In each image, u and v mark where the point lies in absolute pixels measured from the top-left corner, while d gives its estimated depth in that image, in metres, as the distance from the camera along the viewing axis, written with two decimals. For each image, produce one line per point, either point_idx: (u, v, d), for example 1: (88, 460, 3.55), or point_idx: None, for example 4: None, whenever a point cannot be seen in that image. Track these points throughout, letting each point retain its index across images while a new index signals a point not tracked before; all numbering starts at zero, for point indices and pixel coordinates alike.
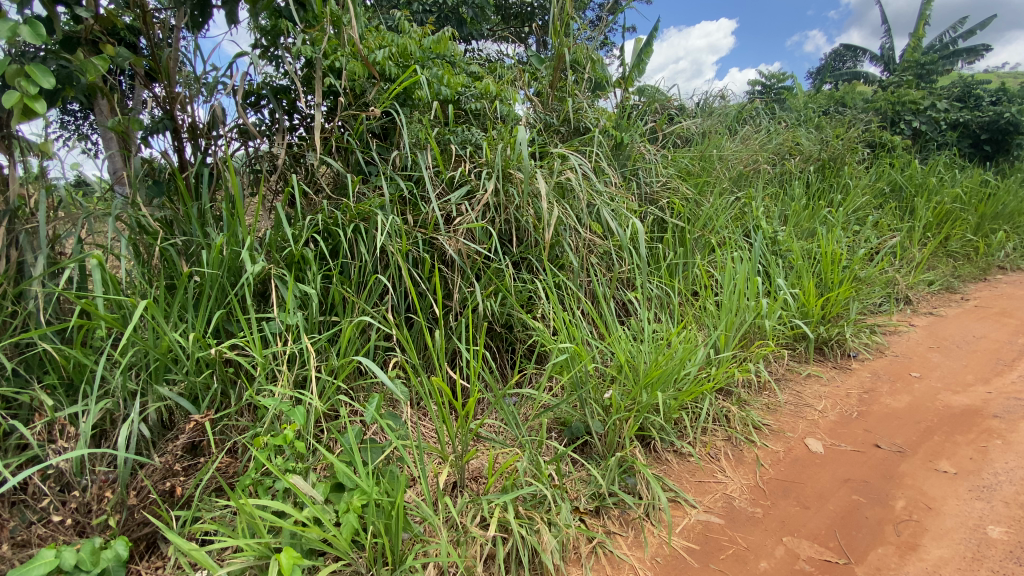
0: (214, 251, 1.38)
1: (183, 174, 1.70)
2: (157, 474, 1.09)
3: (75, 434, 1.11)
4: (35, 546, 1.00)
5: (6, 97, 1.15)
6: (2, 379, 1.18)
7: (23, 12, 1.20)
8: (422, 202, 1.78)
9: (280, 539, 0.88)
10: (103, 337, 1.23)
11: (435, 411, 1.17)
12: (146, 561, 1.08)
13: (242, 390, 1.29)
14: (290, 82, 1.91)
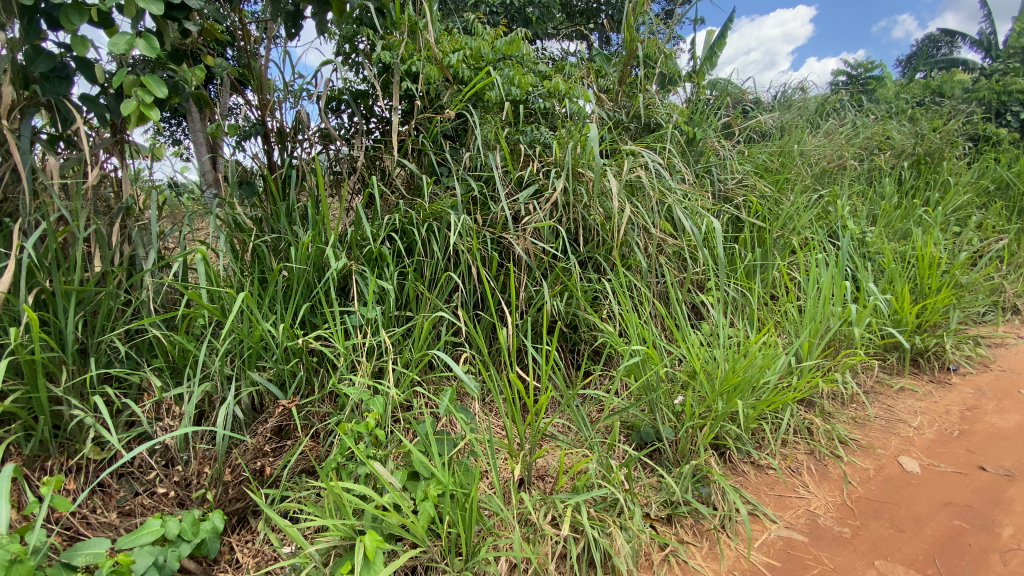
0: (302, 248, 1.47)
1: (272, 176, 1.82)
2: (249, 454, 1.18)
3: (180, 413, 1.22)
4: (140, 516, 1.11)
5: (126, 106, 1.28)
6: (118, 361, 1.31)
7: (140, 28, 1.32)
8: (492, 202, 1.80)
9: (364, 522, 0.92)
10: (204, 325, 1.34)
11: (505, 408, 1.18)
12: (238, 533, 1.16)
13: (325, 377, 1.38)
14: (369, 87, 2.00)
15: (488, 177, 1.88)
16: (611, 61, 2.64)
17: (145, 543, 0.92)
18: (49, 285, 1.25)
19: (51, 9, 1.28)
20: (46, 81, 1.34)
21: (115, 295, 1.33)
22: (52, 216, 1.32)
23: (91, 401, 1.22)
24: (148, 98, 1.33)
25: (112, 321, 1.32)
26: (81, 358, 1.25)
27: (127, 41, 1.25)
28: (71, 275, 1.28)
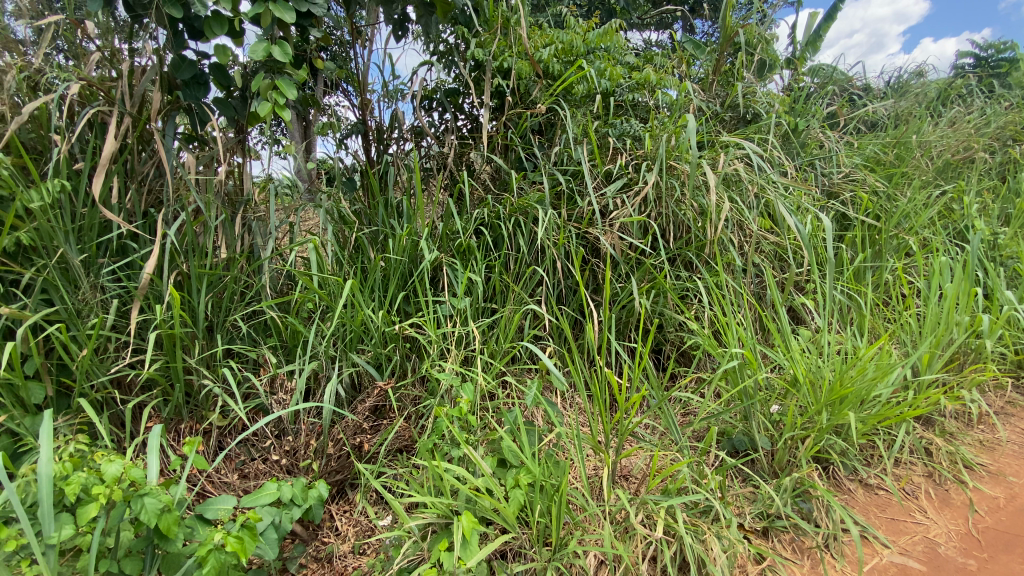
0: (399, 240, 1.55)
1: (370, 171, 1.93)
2: (350, 430, 1.27)
3: (291, 388, 1.33)
4: (255, 479, 1.23)
5: (264, 108, 1.47)
6: (239, 338, 1.46)
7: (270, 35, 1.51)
8: (579, 196, 1.76)
9: (459, 503, 0.96)
10: (311, 309, 1.45)
11: (592, 405, 1.16)
12: (337, 503, 1.26)
13: (417, 363, 1.45)
14: (461, 85, 2.05)
15: (575, 171, 1.87)
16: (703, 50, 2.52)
17: (265, 503, 1.00)
18: (185, 269, 1.40)
19: (195, 22, 1.48)
20: (188, 87, 1.53)
21: (237, 279, 1.48)
22: (188, 208, 1.49)
23: (217, 373, 1.36)
24: (280, 100, 1.51)
25: (234, 303, 1.47)
26: (209, 334, 1.41)
27: (264, 48, 1.44)
28: (203, 260, 1.43)
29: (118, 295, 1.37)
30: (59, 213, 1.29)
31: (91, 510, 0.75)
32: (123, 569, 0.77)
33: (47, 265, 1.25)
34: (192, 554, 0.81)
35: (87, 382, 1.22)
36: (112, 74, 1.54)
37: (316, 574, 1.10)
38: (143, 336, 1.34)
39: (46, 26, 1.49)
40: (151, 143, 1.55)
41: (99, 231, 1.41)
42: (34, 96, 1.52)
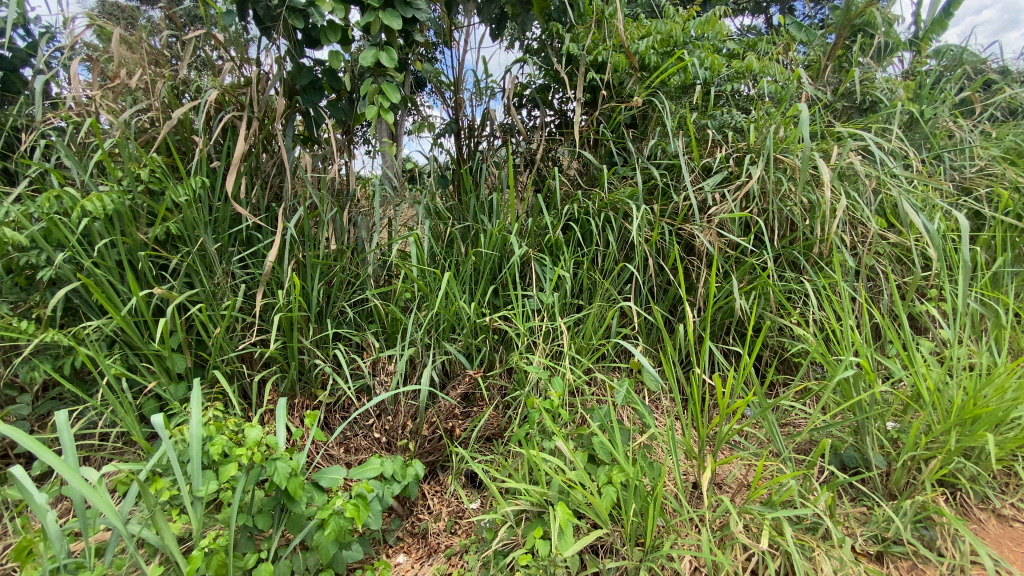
0: (491, 235, 1.59)
1: (462, 168, 1.99)
2: (443, 415, 1.33)
3: (392, 371, 1.43)
4: (357, 454, 1.33)
5: (371, 112, 1.57)
6: (344, 323, 1.58)
7: (377, 42, 1.61)
8: (674, 190, 1.71)
9: (554, 492, 0.98)
10: (409, 298, 1.54)
11: (688, 408, 1.12)
12: (430, 483, 1.33)
13: (506, 355, 1.49)
14: (553, 81, 2.06)
15: (669, 165, 1.81)
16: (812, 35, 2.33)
17: (370, 477, 1.07)
18: (300, 257, 1.54)
19: (313, 32, 1.61)
20: (305, 92, 1.67)
21: (343, 268, 1.59)
22: (304, 203, 1.64)
23: (325, 355, 1.48)
24: (385, 104, 1.60)
25: (341, 290, 1.59)
26: (319, 318, 1.54)
27: (372, 55, 1.53)
28: (315, 251, 1.56)
29: (245, 281, 1.53)
30: (200, 206, 1.45)
31: (231, 469, 0.84)
32: (257, 523, 0.86)
33: (190, 252, 1.42)
34: (312, 516, 0.89)
35: (220, 357, 1.38)
36: (242, 81, 1.71)
37: (412, 547, 1.18)
38: (264, 318, 1.49)
39: (190, 40, 1.69)
40: (272, 143, 1.71)
41: (230, 223, 1.58)
42: (179, 103, 1.72)
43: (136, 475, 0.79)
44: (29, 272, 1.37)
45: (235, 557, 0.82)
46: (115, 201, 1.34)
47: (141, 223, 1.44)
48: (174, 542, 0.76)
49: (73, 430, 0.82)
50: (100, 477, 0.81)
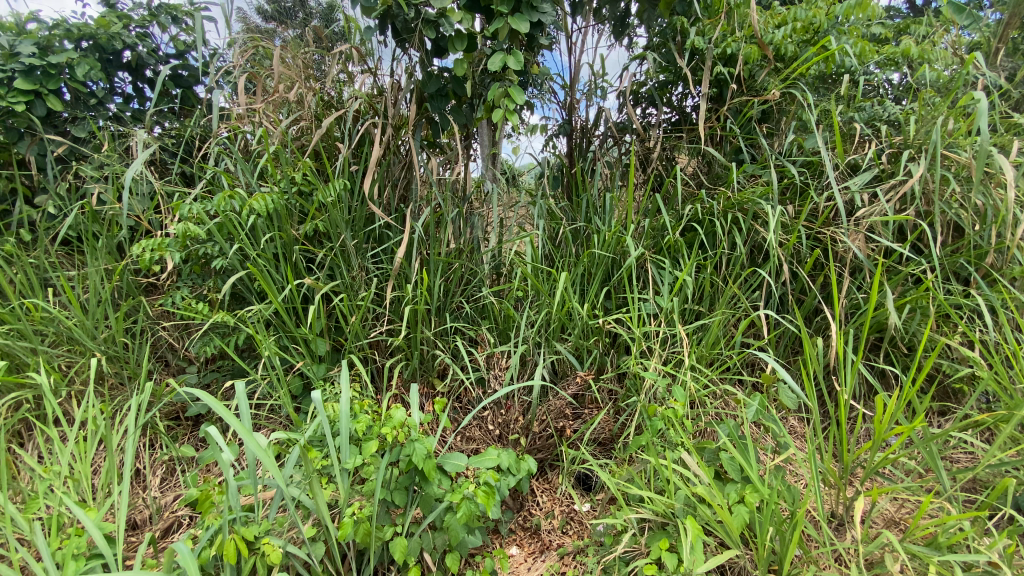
0: (605, 236, 1.56)
1: (575, 169, 2.00)
2: (553, 414, 1.37)
3: (505, 365, 1.48)
4: (474, 444, 1.40)
5: (497, 114, 1.62)
6: (462, 317, 1.68)
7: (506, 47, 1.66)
8: (814, 190, 1.57)
9: (680, 503, 0.95)
10: (523, 296, 1.57)
11: (833, 429, 1.01)
12: (540, 480, 1.34)
13: (618, 358, 1.46)
14: (673, 77, 1.98)
15: (806, 162, 1.67)
16: (970, 17, 1.83)
17: (489, 467, 1.07)
18: (425, 254, 1.64)
19: (441, 42, 1.70)
20: (433, 98, 1.79)
21: (462, 265, 1.67)
22: (429, 203, 1.74)
23: (445, 346, 1.58)
24: (511, 106, 1.65)
25: (459, 288, 1.68)
26: (439, 312, 1.63)
27: (500, 59, 1.59)
28: (438, 248, 1.65)
29: (376, 275, 1.67)
30: (341, 206, 1.60)
31: (374, 446, 0.91)
32: (394, 499, 0.93)
33: (333, 248, 1.59)
34: (442, 498, 0.94)
35: (354, 343, 1.51)
36: (378, 90, 1.86)
37: (525, 541, 1.20)
38: (391, 309, 1.61)
39: (335, 55, 1.86)
40: (401, 147, 1.84)
41: (364, 222, 1.73)
42: (324, 112, 1.91)
43: (299, 442, 0.88)
44: (204, 261, 1.59)
45: (376, 528, 0.89)
46: (274, 201, 1.52)
47: (293, 221, 1.62)
48: (328, 508, 0.84)
49: (248, 399, 0.94)
50: (268, 442, 0.92)
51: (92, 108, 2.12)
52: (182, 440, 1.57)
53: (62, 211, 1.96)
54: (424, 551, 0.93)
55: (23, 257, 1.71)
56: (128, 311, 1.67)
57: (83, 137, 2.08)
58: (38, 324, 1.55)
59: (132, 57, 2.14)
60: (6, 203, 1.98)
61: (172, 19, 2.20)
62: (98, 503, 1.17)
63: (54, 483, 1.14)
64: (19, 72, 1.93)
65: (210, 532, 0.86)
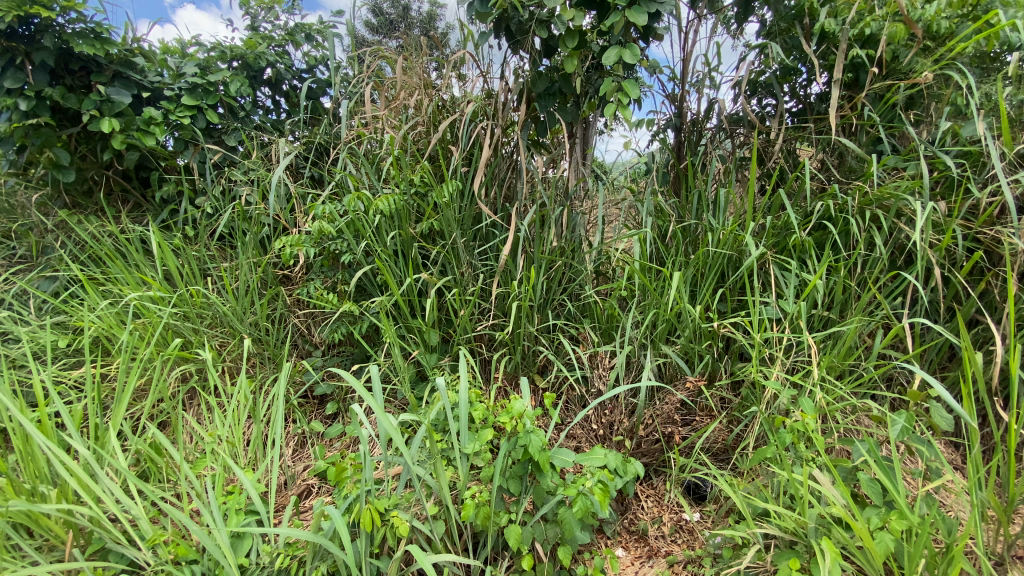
0: (720, 235, 1.48)
1: (684, 164, 1.92)
2: (661, 419, 1.33)
3: (609, 365, 1.46)
4: (577, 441, 1.41)
5: (608, 109, 1.62)
6: (567, 315, 1.68)
7: (621, 41, 1.64)
8: (973, 185, 1.38)
9: (813, 521, 0.89)
10: (629, 296, 1.54)
11: (1002, 458, 0.89)
12: (645, 485, 1.32)
13: (733, 365, 1.38)
14: (799, 64, 1.84)
15: (962, 153, 1.47)
16: None
17: (597, 467, 1.04)
18: (531, 252, 1.67)
19: (552, 41, 1.73)
20: (541, 98, 1.81)
21: (566, 263, 1.67)
22: (534, 202, 1.77)
23: (549, 343, 1.60)
24: (624, 101, 1.62)
25: (564, 285, 1.69)
26: (543, 309, 1.65)
27: (616, 53, 1.57)
28: (544, 246, 1.67)
29: (484, 272, 1.74)
30: (454, 206, 1.69)
31: (491, 434, 0.95)
32: (510, 487, 0.96)
33: (446, 245, 1.68)
34: (554, 492, 0.96)
35: (463, 336, 1.59)
36: (488, 93, 1.92)
37: (631, 544, 1.17)
38: (497, 304, 1.66)
39: (449, 61, 1.96)
40: (509, 146, 1.88)
41: (472, 220, 1.80)
42: (438, 117, 2.02)
43: (425, 424, 0.95)
44: (333, 256, 1.75)
45: (494, 513, 0.94)
46: (395, 201, 1.64)
47: (411, 219, 1.73)
48: (451, 490, 0.90)
49: (380, 380, 1.07)
50: (397, 422, 1.00)
51: (240, 120, 2.41)
52: (309, 416, 1.74)
53: (217, 211, 2.25)
54: (536, 540, 0.96)
55: (188, 250, 1.99)
56: (269, 298, 1.88)
57: (234, 145, 2.37)
58: (199, 308, 1.80)
59: (273, 74, 2.40)
60: (175, 203, 2.31)
61: (305, 38, 2.44)
62: (249, 466, 1.34)
63: (217, 445, 1.32)
64: (186, 90, 2.25)
65: (346, 501, 0.95)
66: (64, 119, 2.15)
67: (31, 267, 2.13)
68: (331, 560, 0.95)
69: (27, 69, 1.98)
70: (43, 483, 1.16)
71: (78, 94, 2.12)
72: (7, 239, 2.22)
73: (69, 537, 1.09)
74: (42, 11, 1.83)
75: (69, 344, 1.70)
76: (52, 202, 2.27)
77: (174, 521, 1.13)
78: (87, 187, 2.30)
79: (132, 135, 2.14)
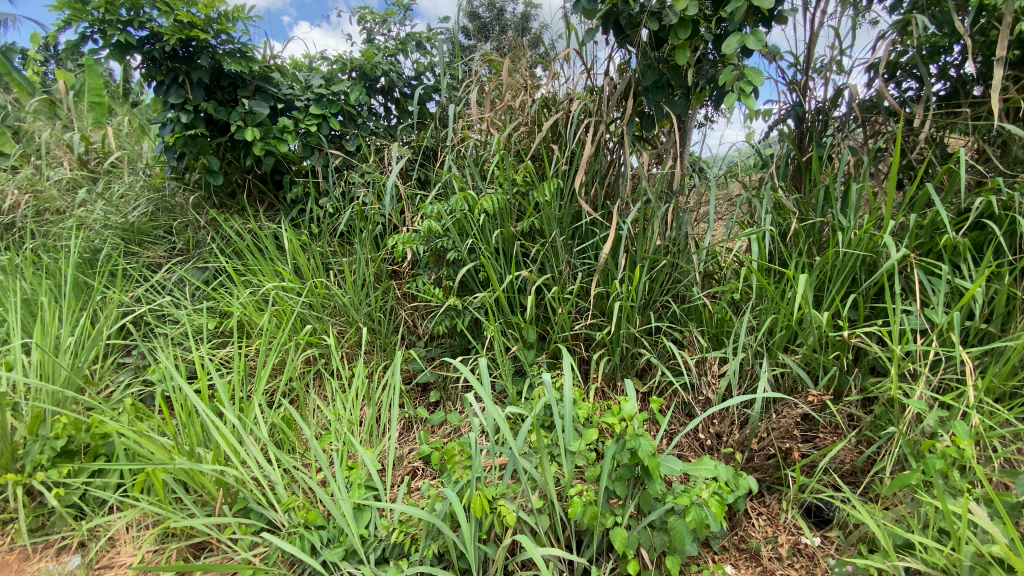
0: (850, 235, 1.34)
1: (806, 158, 1.77)
2: (778, 433, 1.24)
3: (719, 372, 1.38)
4: (682, 449, 1.35)
5: (729, 100, 1.52)
6: (671, 317, 1.62)
7: (743, 26, 1.54)
8: None
9: (968, 559, 0.80)
10: (742, 299, 1.46)
11: None
12: (757, 501, 1.23)
13: (863, 379, 1.25)
14: (952, 40, 1.61)
15: None
16: None
17: (707, 478, 1.00)
18: (634, 251, 1.63)
19: (662, 33, 1.67)
20: (648, 91, 1.75)
21: (672, 264, 1.61)
22: (638, 200, 1.72)
23: (652, 345, 1.55)
24: (747, 90, 1.52)
25: (668, 286, 1.63)
26: (645, 310, 1.60)
27: (738, 40, 1.48)
28: (650, 246, 1.62)
29: (585, 270, 1.73)
30: (555, 204, 1.70)
31: (596, 434, 0.95)
32: (616, 489, 0.96)
33: (547, 243, 1.69)
34: (661, 499, 0.94)
35: (562, 334, 1.59)
36: (591, 90, 1.90)
37: (741, 563, 1.10)
38: (596, 304, 1.64)
39: (554, 60, 1.96)
40: (612, 143, 1.85)
41: (573, 219, 1.79)
42: (542, 116, 2.03)
43: (531, 418, 0.97)
44: (439, 253, 1.84)
45: (600, 514, 0.93)
46: (499, 200, 1.68)
47: (514, 217, 1.76)
48: (558, 486, 0.92)
49: (487, 372, 1.11)
50: (504, 415, 1.04)
51: (358, 126, 2.60)
52: (415, 403, 1.84)
53: (337, 210, 2.46)
54: (641, 546, 0.95)
55: (313, 247, 2.19)
56: (382, 292, 2.02)
57: (353, 150, 2.56)
58: (323, 298, 1.98)
59: (387, 82, 2.57)
60: (302, 203, 2.56)
61: (415, 46, 2.57)
62: (365, 445, 1.45)
63: (339, 424, 1.45)
64: (313, 101, 2.48)
65: (456, 485, 1.00)
66: (216, 129, 2.45)
67: (187, 258, 2.47)
68: (441, 540, 1.00)
69: (188, 86, 2.28)
70: (199, 446, 1.34)
71: (227, 107, 2.42)
72: (170, 234, 2.58)
73: (219, 495, 1.24)
74: (200, 34, 2.11)
75: (217, 326, 1.95)
76: (205, 202, 2.61)
77: (304, 489, 1.26)
78: (231, 190, 2.62)
79: (269, 143, 2.40)
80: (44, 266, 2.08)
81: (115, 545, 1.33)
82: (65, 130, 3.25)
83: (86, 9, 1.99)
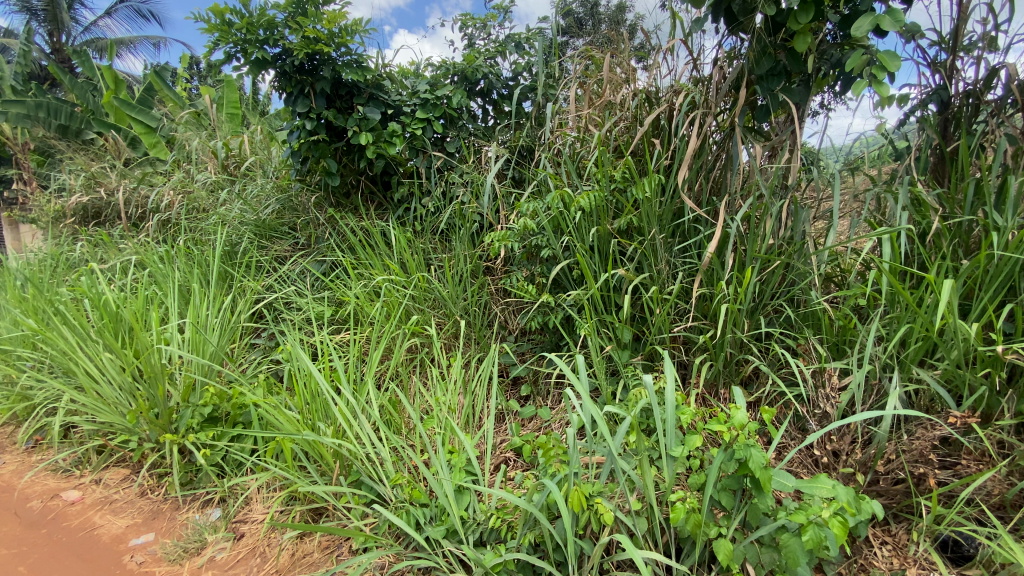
0: (1008, 236, 1.16)
1: (951, 147, 1.55)
2: (910, 456, 1.11)
3: (838, 384, 1.27)
4: (793, 464, 1.26)
5: (857, 87, 1.38)
6: (783, 322, 1.51)
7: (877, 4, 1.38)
8: None
9: None
10: (868, 305, 1.33)
11: None
12: (882, 529, 1.12)
13: (1022, 402, 1.09)
14: None
15: None
16: None
17: (823, 496, 0.93)
18: (741, 251, 1.54)
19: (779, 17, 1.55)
20: (762, 80, 1.64)
21: (785, 265, 1.50)
22: (746, 196, 1.62)
23: (760, 350, 1.46)
24: (879, 75, 1.37)
25: (780, 289, 1.52)
26: (753, 314, 1.51)
27: (871, 21, 1.34)
28: (759, 245, 1.52)
29: (686, 270, 1.66)
30: (656, 201, 1.65)
31: (700, 440, 0.92)
32: (721, 499, 0.92)
33: (647, 242, 1.65)
34: (769, 513, 0.89)
35: (661, 335, 1.55)
36: (697, 81, 1.82)
37: None
38: (697, 306, 1.58)
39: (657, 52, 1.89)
40: (718, 136, 1.76)
41: (675, 216, 1.73)
42: (642, 111, 1.97)
43: (631, 419, 0.96)
44: (535, 250, 1.86)
45: (702, 523, 0.91)
46: (597, 198, 1.67)
47: (612, 215, 1.74)
48: (658, 489, 0.90)
49: (585, 370, 1.10)
50: (602, 413, 1.03)
51: (459, 127, 2.71)
52: (508, 396, 1.89)
53: (438, 209, 2.58)
54: (746, 560, 0.91)
55: (417, 243, 2.32)
56: (479, 287, 2.09)
57: (454, 151, 2.67)
58: (425, 292, 2.09)
59: (487, 84, 2.65)
60: (407, 202, 2.72)
61: (514, 47, 2.61)
62: (463, 433, 1.52)
63: (440, 410, 1.53)
64: (419, 105, 2.62)
65: (553, 479, 1.02)
66: (334, 134, 2.68)
67: (308, 252, 2.73)
68: (537, 530, 1.03)
69: (312, 96, 2.52)
70: (319, 421, 1.48)
71: (344, 114, 2.63)
72: (294, 231, 2.87)
73: (336, 466, 1.37)
74: (323, 48, 2.32)
75: (332, 315, 2.14)
76: (323, 201, 2.87)
77: (409, 468, 1.35)
78: (346, 190, 2.85)
79: (380, 146, 2.58)
80: (196, 257, 2.41)
81: (250, 503, 1.52)
82: (209, 138, 3.71)
83: (231, 32, 2.26)
